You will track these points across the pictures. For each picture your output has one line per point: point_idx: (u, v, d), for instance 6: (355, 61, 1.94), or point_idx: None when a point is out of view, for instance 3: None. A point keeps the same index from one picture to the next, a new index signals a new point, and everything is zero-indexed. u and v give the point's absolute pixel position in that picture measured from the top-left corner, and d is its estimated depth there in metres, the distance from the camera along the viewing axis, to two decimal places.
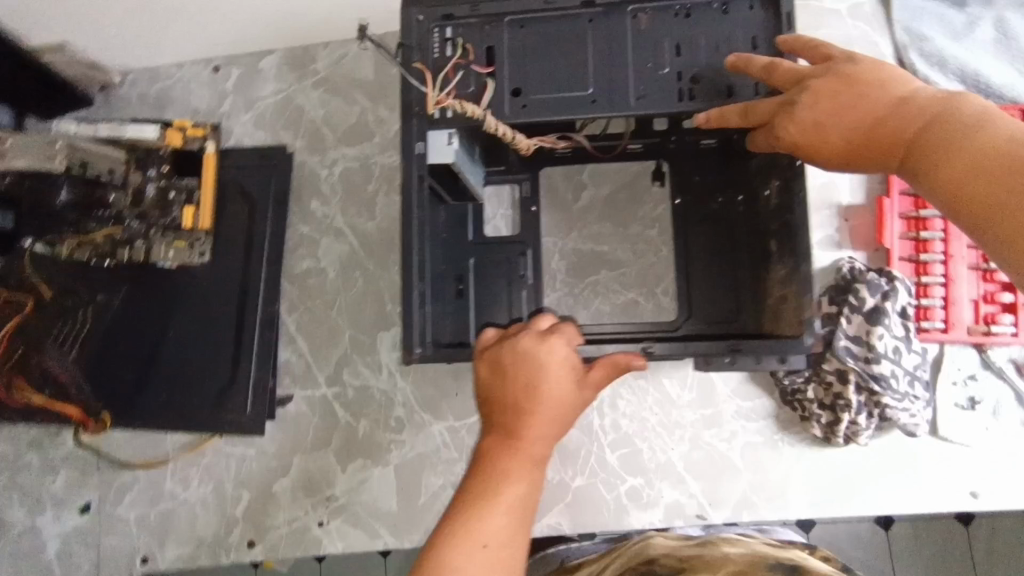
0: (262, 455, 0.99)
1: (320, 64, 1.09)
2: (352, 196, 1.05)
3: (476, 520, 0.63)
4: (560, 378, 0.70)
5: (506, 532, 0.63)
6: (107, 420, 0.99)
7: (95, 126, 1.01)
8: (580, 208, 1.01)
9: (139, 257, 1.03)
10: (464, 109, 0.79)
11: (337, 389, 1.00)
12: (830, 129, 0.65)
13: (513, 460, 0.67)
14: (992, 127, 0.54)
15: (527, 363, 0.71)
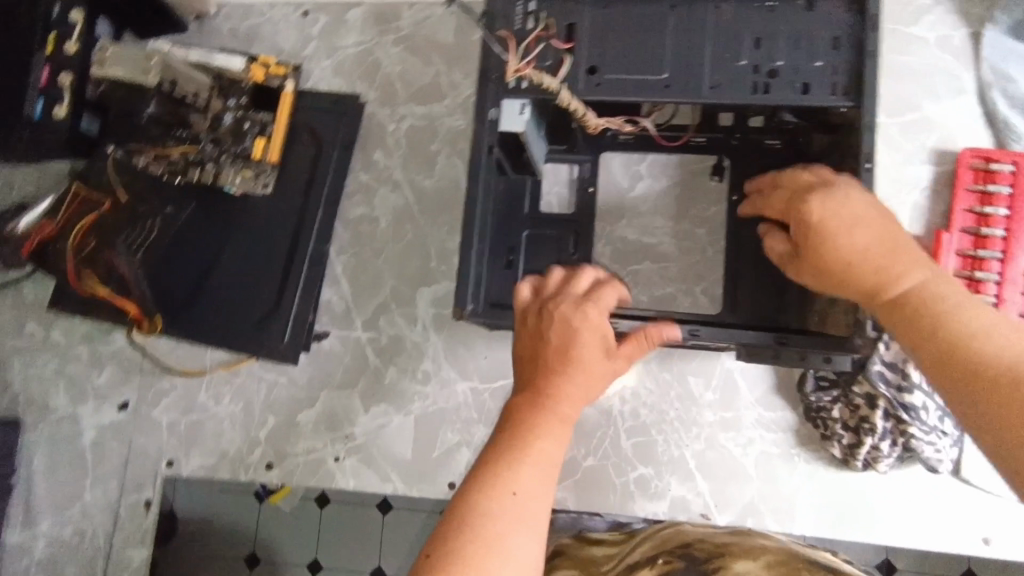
0: (292, 385, 1.04)
1: (403, 22, 1.12)
2: (415, 152, 1.07)
3: (508, 471, 0.67)
4: (591, 344, 0.74)
5: (535, 484, 0.68)
6: (158, 322, 1.04)
7: (185, 50, 1.07)
8: (634, 197, 1.02)
9: (207, 178, 1.08)
10: (540, 80, 0.81)
11: (372, 334, 1.03)
12: (848, 238, 0.68)
13: (543, 418, 0.71)
14: (974, 313, 0.60)
15: (566, 330, 0.75)
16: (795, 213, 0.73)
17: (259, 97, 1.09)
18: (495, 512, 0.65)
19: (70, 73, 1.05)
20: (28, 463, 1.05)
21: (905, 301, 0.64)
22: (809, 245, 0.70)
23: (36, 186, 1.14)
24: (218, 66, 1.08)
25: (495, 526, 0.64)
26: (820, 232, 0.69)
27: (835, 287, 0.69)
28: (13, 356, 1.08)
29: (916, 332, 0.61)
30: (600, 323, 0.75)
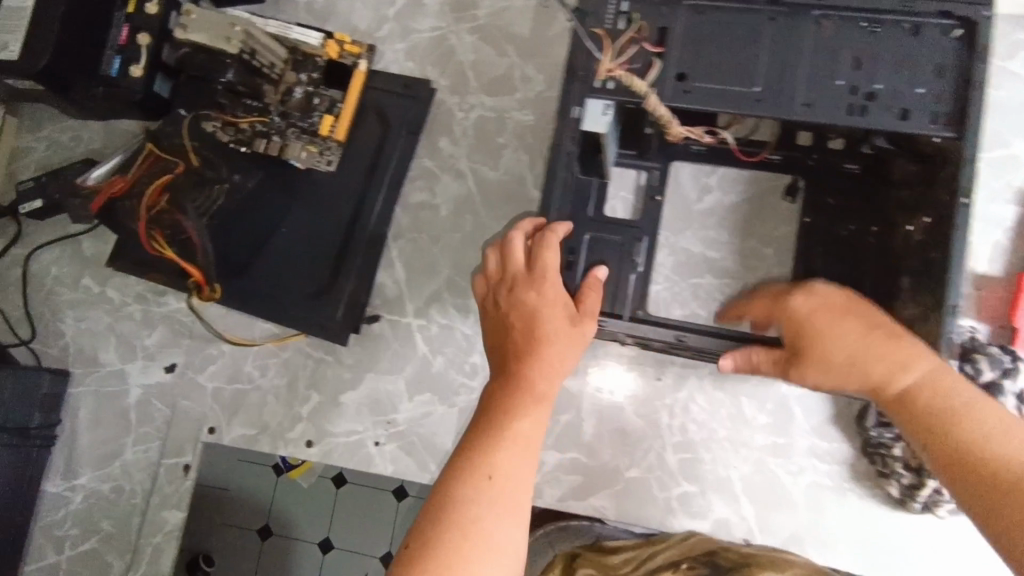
0: (338, 364, 1.04)
1: (480, 11, 1.10)
2: (481, 144, 1.06)
3: (482, 459, 0.73)
4: (555, 319, 0.79)
5: (511, 465, 0.74)
6: (218, 291, 1.04)
7: (265, 20, 1.05)
8: (701, 210, 1.00)
9: (274, 151, 1.07)
10: (630, 81, 0.78)
11: (423, 322, 1.03)
12: (835, 340, 0.72)
13: (518, 401, 0.77)
14: (976, 417, 0.65)
15: (525, 307, 0.81)
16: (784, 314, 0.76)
17: (330, 73, 1.08)
18: (472, 498, 0.71)
19: (148, 33, 1.06)
20: (72, 414, 1.06)
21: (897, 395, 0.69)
22: (801, 345, 0.74)
23: (104, 143, 1.14)
24: (297, 40, 1.06)
25: (472, 513, 0.71)
26: (811, 335, 0.73)
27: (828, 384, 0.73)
28: (67, 308, 1.09)
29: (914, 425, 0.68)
30: (554, 294, 0.80)
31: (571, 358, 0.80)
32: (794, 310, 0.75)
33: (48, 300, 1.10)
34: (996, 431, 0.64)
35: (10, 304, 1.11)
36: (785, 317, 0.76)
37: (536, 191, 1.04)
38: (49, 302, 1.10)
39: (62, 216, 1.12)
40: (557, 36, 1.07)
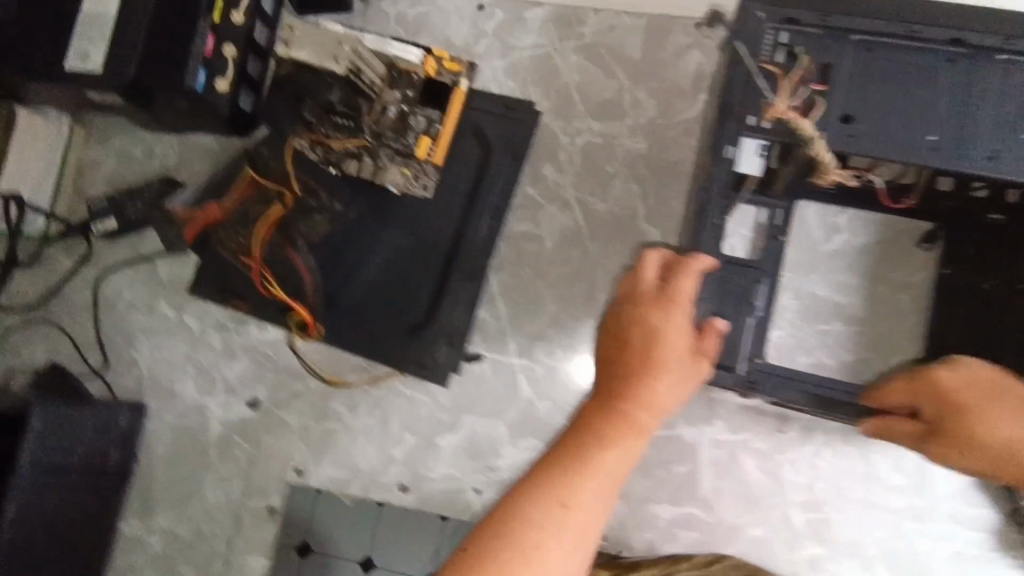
0: (434, 405, 0.98)
1: (587, 28, 1.02)
2: (590, 172, 0.99)
3: (565, 479, 0.70)
4: (675, 351, 0.75)
5: (592, 498, 0.70)
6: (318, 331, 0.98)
7: (364, 35, 0.98)
8: (828, 251, 0.93)
9: (368, 173, 0.99)
10: (796, 125, 0.68)
11: (526, 363, 0.97)
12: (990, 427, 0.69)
13: (615, 428, 0.73)
14: None
15: (644, 329, 0.77)
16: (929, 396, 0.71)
17: (428, 91, 0.99)
18: (543, 518, 0.68)
19: (233, 44, 0.98)
20: (150, 449, 1.01)
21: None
22: (955, 430, 0.70)
23: (178, 158, 1.07)
24: (395, 57, 0.98)
25: (539, 531, 0.68)
26: (966, 417, 0.69)
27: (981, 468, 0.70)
28: (141, 335, 1.03)
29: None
30: (682, 324, 0.75)
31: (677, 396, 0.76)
32: (940, 384, 0.70)
33: (121, 326, 1.04)
34: None
35: (81, 329, 1.04)
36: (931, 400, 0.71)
37: (648, 225, 0.98)
38: (122, 329, 1.04)
39: (136, 237, 1.06)
40: (672, 58, 0.99)
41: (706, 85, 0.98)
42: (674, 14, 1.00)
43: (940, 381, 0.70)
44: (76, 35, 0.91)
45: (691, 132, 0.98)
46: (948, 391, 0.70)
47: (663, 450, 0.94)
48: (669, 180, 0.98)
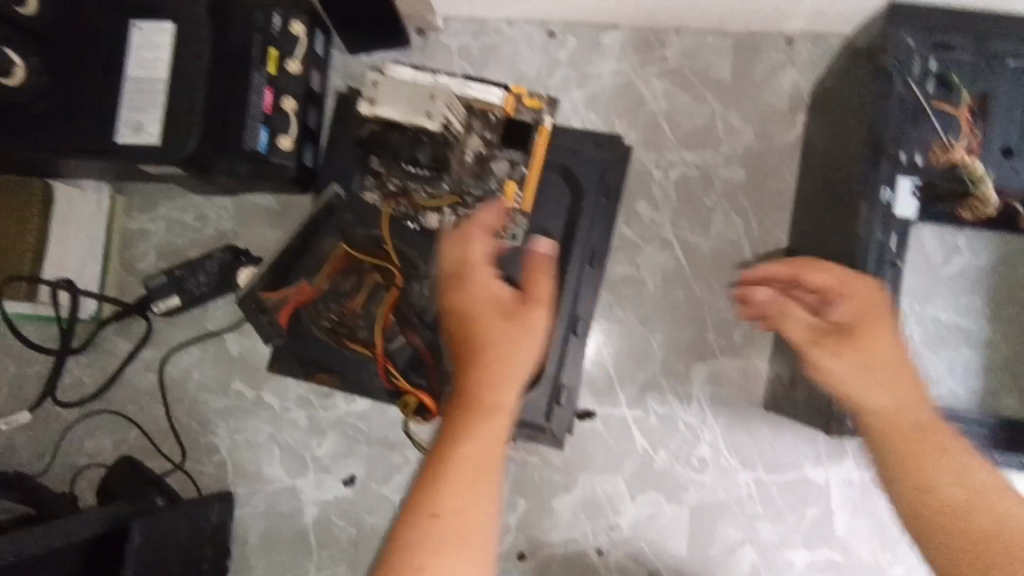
0: (545, 465, 0.93)
1: (669, 51, 0.96)
2: (687, 207, 0.95)
3: (419, 496, 0.54)
4: (488, 308, 0.61)
5: (462, 507, 0.53)
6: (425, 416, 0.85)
7: (436, 74, 0.88)
8: (949, 274, 0.87)
9: (451, 229, 0.91)
10: (970, 165, 0.65)
11: (639, 413, 0.93)
12: (905, 363, 0.63)
13: (468, 420, 0.57)
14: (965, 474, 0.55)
15: (465, 311, 0.61)
16: (853, 303, 0.66)
17: (508, 131, 0.91)
18: (416, 556, 0.51)
19: (293, 97, 0.92)
20: (241, 540, 0.94)
21: (969, 486, 0.55)
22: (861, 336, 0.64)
23: (235, 222, 0.99)
24: (473, 97, 0.89)
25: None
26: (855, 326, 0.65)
27: (869, 395, 0.62)
28: (218, 418, 0.96)
29: (926, 516, 0.55)
30: (484, 279, 0.62)
31: (524, 358, 0.60)
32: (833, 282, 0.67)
33: (193, 409, 0.96)
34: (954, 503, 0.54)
35: (148, 418, 0.96)
36: (855, 308, 0.65)
37: (754, 258, 0.93)
38: (196, 412, 0.96)
39: (196, 310, 0.97)
40: (764, 78, 0.95)
41: (803, 104, 0.94)
42: (761, 31, 0.95)
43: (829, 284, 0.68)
44: (125, 102, 0.82)
45: (791, 157, 0.93)
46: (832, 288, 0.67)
47: (792, 495, 0.89)
48: (773, 209, 0.93)
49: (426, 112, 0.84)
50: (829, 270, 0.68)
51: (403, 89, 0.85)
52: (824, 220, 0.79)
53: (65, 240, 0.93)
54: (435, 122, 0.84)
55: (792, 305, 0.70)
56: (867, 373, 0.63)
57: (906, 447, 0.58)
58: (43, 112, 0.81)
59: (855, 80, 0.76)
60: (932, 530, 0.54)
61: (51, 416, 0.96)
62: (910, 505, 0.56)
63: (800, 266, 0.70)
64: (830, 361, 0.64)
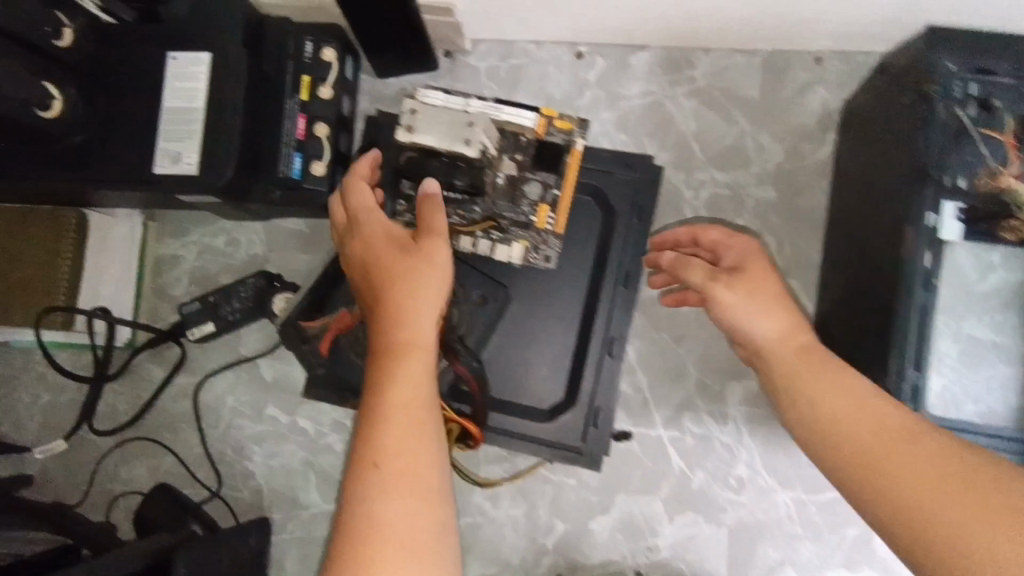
0: (582, 487, 0.94)
1: (698, 71, 0.97)
2: (719, 226, 0.95)
3: (363, 440, 0.60)
4: (387, 248, 0.71)
5: (396, 444, 0.59)
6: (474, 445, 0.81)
7: (469, 101, 0.82)
8: (985, 292, 0.87)
9: (485, 252, 0.90)
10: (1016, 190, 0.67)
11: (674, 434, 0.94)
12: (781, 292, 0.71)
13: (391, 359, 0.64)
14: (846, 392, 0.60)
15: (368, 258, 0.71)
16: (737, 253, 0.76)
17: (540, 154, 0.88)
18: (368, 488, 0.57)
19: (326, 122, 0.92)
20: (279, 567, 0.94)
21: (847, 397, 0.59)
22: (743, 280, 0.72)
23: (266, 247, 0.99)
24: (506, 121, 0.85)
25: (372, 527, 0.55)
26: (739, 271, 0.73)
27: (753, 320, 0.70)
28: (252, 444, 0.96)
29: (814, 422, 0.60)
30: (376, 221, 0.73)
31: (430, 288, 0.68)
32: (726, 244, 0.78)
33: (228, 435, 0.96)
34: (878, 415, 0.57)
35: (183, 444, 0.96)
36: (734, 256, 0.76)
37: (787, 277, 0.94)
38: (230, 438, 0.96)
39: (229, 336, 0.97)
40: (793, 96, 0.95)
41: (833, 123, 0.95)
42: (790, 50, 0.95)
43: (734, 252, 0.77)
44: (162, 134, 0.82)
45: (822, 176, 0.95)
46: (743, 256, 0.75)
47: (830, 514, 0.90)
48: (804, 228, 0.94)
49: (464, 140, 0.79)
50: (718, 231, 0.80)
51: (438, 116, 0.79)
52: (863, 241, 0.80)
53: (99, 267, 0.94)
54: (473, 151, 0.79)
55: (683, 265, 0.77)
56: (752, 295, 0.70)
57: (798, 365, 0.65)
58: (84, 142, 0.82)
59: (893, 102, 0.76)
60: (827, 433, 0.59)
61: (86, 443, 0.96)
62: (804, 423, 0.62)
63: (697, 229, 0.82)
64: (724, 290, 0.72)
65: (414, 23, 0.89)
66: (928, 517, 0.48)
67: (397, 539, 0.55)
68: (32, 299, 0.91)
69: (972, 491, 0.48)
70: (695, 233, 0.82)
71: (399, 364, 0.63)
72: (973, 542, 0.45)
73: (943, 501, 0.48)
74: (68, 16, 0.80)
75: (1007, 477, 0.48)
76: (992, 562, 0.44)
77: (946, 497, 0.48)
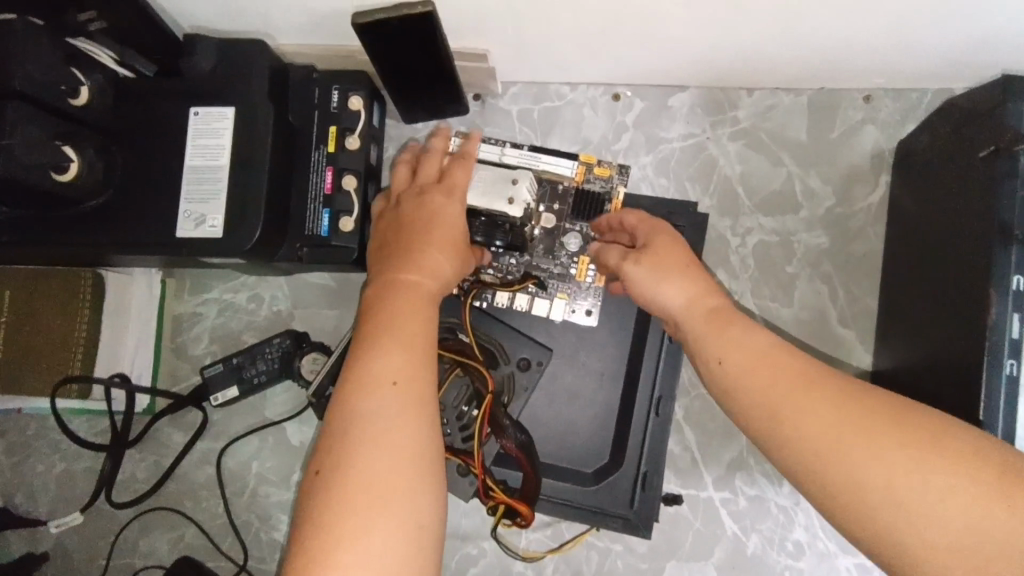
0: (629, 553, 0.89)
1: (741, 112, 0.93)
2: (768, 274, 0.91)
3: (369, 364, 0.60)
4: (448, 213, 0.75)
5: (409, 367, 0.61)
6: (528, 521, 0.75)
7: (505, 150, 0.82)
8: None
9: (523, 307, 0.86)
10: None
11: (726, 495, 0.88)
12: (691, 261, 0.69)
13: (404, 298, 0.66)
14: (755, 341, 0.59)
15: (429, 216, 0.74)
16: (648, 226, 0.75)
17: (578, 203, 0.85)
18: (377, 405, 0.58)
19: (354, 174, 0.87)
20: None
21: (750, 349, 0.58)
22: (660, 251, 0.70)
23: (291, 302, 0.94)
24: (544, 171, 0.83)
25: (386, 437, 0.56)
26: (666, 239, 0.71)
27: (661, 289, 0.68)
28: (279, 512, 0.90)
29: (724, 380, 0.59)
30: (461, 190, 0.76)
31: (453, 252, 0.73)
32: (638, 222, 0.76)
33: (254, 503, 0.91)
34: (805, 368, 0.55)
35: (206, 514, 0.91)
36: (645, 226, 0.74)
37: (841, 327, 0.90)
38: (256, 507, 0.91)
39: (253, 398, 0.92)
40: (843, 137, 0.91)
41: (886, 165, 0.91)
42: (839, 88, 0.91)
43: (645, 226, 0.74)
44: (183, 194, 0.78)
45: (876, 220, 0.91)
46: (653, 229, 0.74)
47: None
48: (858, 275, 0.90)
49: (507, 198, 0.78)
50: (634, 213, 0.77)
51: (481, 175, 0.79)
52: (931, 295, 0.75)
53: (117, 331, 0.89)
54: (516, 209, 0.78)
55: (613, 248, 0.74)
56: (657, 269, 0.69)
57: (706, 328, 0.63)
58: (100, 205, 0.78)
59: (963, 151, 0.72)
60: (736, 389, 0.58)
61: (104, 514, 0.91)
62: (716, 381, 0.60)
63: (620, 212, 0.79)
64: (635, 268, 0.70)
65: (446, 65, 0.84)
66: (845, 458, 0.50)
67: (396, 460, 0.55)
68: (46, 367, 0.86)
69: (882, 427, 0.50)
70: (616, 216, 0.79)
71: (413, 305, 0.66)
72: (891, 489, 0.48)
73: (860, 443, 0.49)
74: (85, 72, 0.75)
75: (936, 422, 0.49)
76: (908, 505, 0.47)
77: (862, 437, 0.50)
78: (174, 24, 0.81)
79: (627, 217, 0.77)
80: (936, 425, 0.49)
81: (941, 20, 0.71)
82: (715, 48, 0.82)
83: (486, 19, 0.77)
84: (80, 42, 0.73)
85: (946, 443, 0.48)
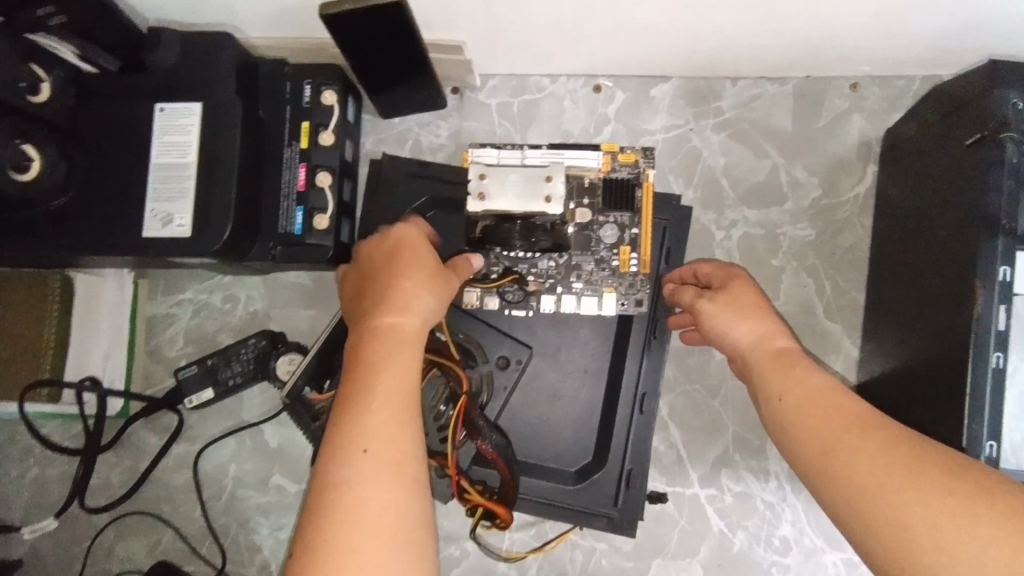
0: (614, 552, 0.87)
1: (725, 102, 0.91)
2: (753, 268, 0.89)
3: (342, 434, 0.54)
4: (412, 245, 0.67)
5: (388, 432, 0.54)
6: (504, 524, 0.77)
7: (526, 153, 0.75)
8: None
9: (571, 308, 0.82)
10: None
11: (712, 492, 0.87)
12: (764, 302, 0.67)
13: (380, 352, 0.58)
14: (812, 381, 0.58)
15: (391, 255, 0.67)
16: (724, 272, 0.73)
17: (609, 194, 0.80)
18: (351, 479, 0.51)
19: (328, 170, 0.85)
20: None
21: (812, 391, 0.57)
22: (732, 294, 0.69)
23: (267, 302, 0.92)
24: (570, 166, 0.78)
25: (360, 514, 0.50)
26: (742, 284, 0.70)
27: (728, 326, 0.66)
28: (259, 516, 0.89)
29: (776, 423, 0.58)
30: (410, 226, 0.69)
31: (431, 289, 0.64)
32: (714, 274, 0.75)
33: (232, 507, 0.89)
34: (853, 415, 0.53)
35: (183, 518, 0.89)
36: (721, 272, 0.73)
37: (827, 319, 0.88)
38: (234, 510, 0.89)
39: (230, 400, 0.90)
40: (829, 127, 0.90)
41: (873, 155, 0.89)
42: (824, 77, 0.89)
43: (720, 275, 0.74)
44: (151, 193, 0.76)
45: (862, 211, 0.89)
46: (729, 277, 0.72)
47: None
48: (843, 266, 0.89)
49: (544, 197, 0.72)
50: (711, 265, 0.77)
51: (511, 177, 0.73)
52: (918, 288, 0.74)
53: (88, 333, 0.87)
54: (555, 207, 0.72)
55: (689, 292, 0.73)
56: (731, 306, 0.67)
57: (770, 369, 0.61)
58: (65, 205, 0.76)
59: (951, 138, 0.70)
60: (790, 428, 0.56)
61: (78, 519, 0.90)
62: (772, 417, 0.59)
63: (699, 264, 0.78)
64: (708, 304, 0.69)
65: (421, 58, 0.82)
66: (887, 501, 0.47)
67: (373, 542, 0.49)
68: (16, 369, 0.84)
69: (926, 474, 0.47)
70: (694, 266, 0.79)
71: (390, 359, 0.58)
72: (929, 532, 0.45)
73: (899, 484, 0.47)
74: (45, 67, 0.73)
75: (985, 479, 0.46)
76: (947, 551, 0.44)
77: (901, 479, 0.47)
78: (138, 17, 0.79)
79: (704, 269, 0.77)
80: (989, 484, 0.46)
81: (926, 6, 0.69)
82: (696, 38, 0.79)
83: (459, 9, 0.75)
84: (40, 37, 0.71)
85: (996, 497, 0.45)
